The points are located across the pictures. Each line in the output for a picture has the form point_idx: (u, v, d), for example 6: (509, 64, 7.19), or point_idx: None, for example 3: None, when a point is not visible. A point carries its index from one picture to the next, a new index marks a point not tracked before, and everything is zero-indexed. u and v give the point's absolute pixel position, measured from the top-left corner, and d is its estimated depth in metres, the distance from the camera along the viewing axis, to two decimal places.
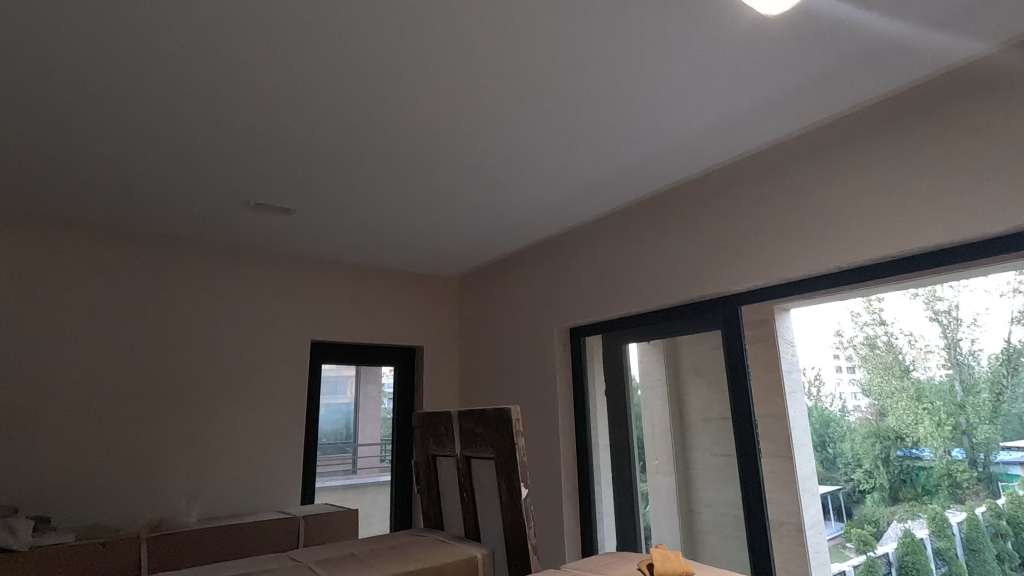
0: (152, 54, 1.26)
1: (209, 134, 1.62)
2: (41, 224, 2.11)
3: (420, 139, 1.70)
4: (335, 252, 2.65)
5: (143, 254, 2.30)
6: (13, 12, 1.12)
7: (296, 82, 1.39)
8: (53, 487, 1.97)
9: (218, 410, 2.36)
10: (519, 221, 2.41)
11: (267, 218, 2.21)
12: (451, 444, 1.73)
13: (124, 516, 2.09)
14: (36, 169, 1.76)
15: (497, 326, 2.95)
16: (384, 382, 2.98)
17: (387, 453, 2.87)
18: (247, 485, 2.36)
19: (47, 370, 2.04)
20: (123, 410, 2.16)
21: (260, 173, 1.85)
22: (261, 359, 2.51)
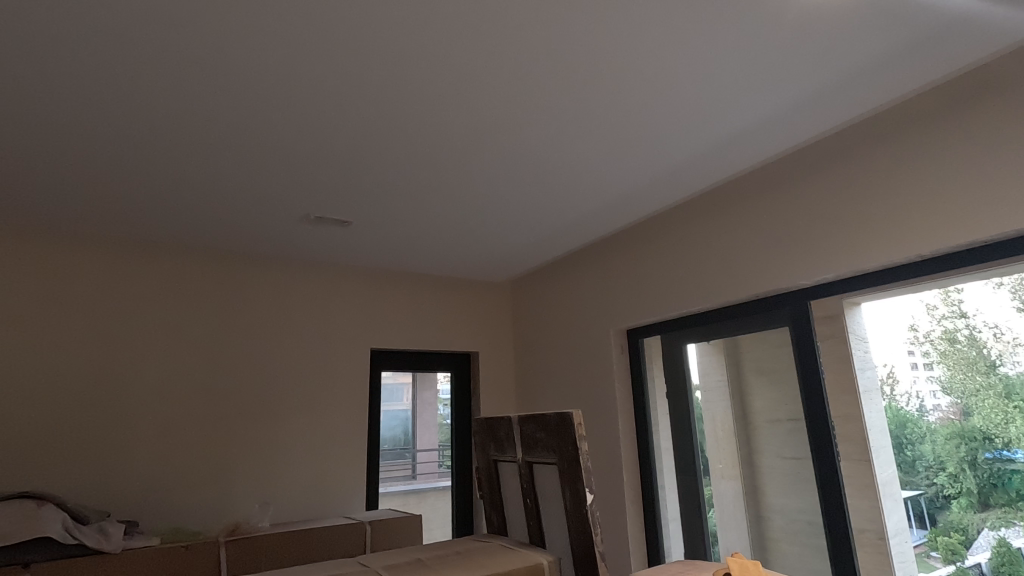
0: (212, 74, 1.32)
1: (270, 152, 1.68)
2: (125, 246, 2.27)
3: (471, 145, 1.71)
4: (390, 262, 2.70)
5: (212, 270, 2.42)
6: (93, 47, 1.21)
7: (345, 92, 1.42)
8: (140, 492, 2.10)
9: (285, 419, 2.45)
10: (572, 223, 2.38)
11: (326, 231, 2.28)
12: (512, 450, 1.72)
13: (204, 521, 2.19)
14: (120, 195, 1.89)
15: (553, 330, 2.93)
16: (441, 388, 3.01)
17: (445, 458, 2.89)
18: (315, 491, 2.43)
19: (131, 381, 2.19)
20: (198, 419, 2.27)
21: (319, 186, 1.91)
22: (324, 367, 2.59)
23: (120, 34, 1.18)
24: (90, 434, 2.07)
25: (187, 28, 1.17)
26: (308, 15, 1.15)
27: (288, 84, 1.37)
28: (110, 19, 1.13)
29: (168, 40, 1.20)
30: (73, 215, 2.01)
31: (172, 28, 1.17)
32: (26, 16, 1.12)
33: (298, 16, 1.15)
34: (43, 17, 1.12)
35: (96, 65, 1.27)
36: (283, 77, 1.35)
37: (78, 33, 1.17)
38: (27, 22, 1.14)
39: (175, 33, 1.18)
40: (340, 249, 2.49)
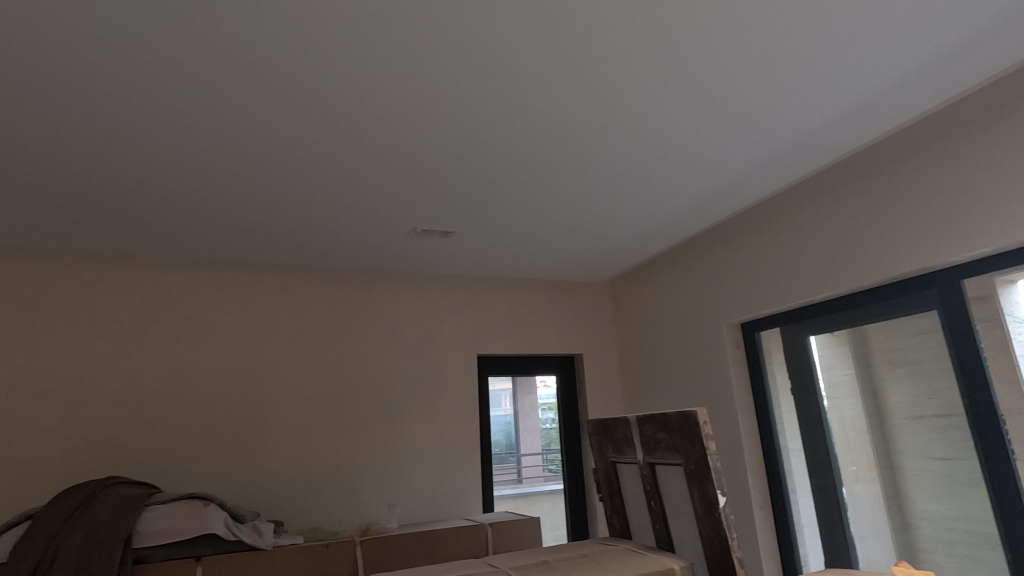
0: (328, 101, 1.41)
1: (380, 171, 1.77)
2: (256, 270, 2.49)
3: (569, 146, 1.70)
4: (490, 269, 2.75)
5: (329, 287, 2.60)
6: (227, 89, 1.33)
7: (449, 105, 1.46)
8: (284, 494, 2.30)
9: (403, 424, 2.56)
10: (675, 217, 2.30)
11: (431, 242, 2.36)
12: (632, 451, 1.68)
13: (339, 521, 2.35)
14: (252, 224, 2.08)
15: (659, 328, 2.84)
16: (539, 391, 3.00)
17: (550, 462, 2.89)
18: (435, 494, 2.53)
19: (267, 394, 2.38)
20: (326, 427, 2.44)
21: (426, 200, 1.99)
22: (435, 375, 2.68)
23: (250, 75, 1.29)
24: (238, 443, 2.29)
25: (306, 60, 1.26)
26: (414, 32, 1.19)
27: (396, 102, 1.43)
28: (242, 61, 1.24)
29: (291, 74, 1.30)
30: (212, 245, 2.24)
31: (293, 62, 1.26)
32: (175, 69, 1.26)
33: (401, 36, 1.20)
34: (189, 69, 1.26)
35: (231, 106, 1.40)
36: (391, 97, 1.41)
37: (215, 77, 1.29)
38: (176, 75, 1.27)
39: (295, 66, 1.27)
40: (445, 259, 2.57)
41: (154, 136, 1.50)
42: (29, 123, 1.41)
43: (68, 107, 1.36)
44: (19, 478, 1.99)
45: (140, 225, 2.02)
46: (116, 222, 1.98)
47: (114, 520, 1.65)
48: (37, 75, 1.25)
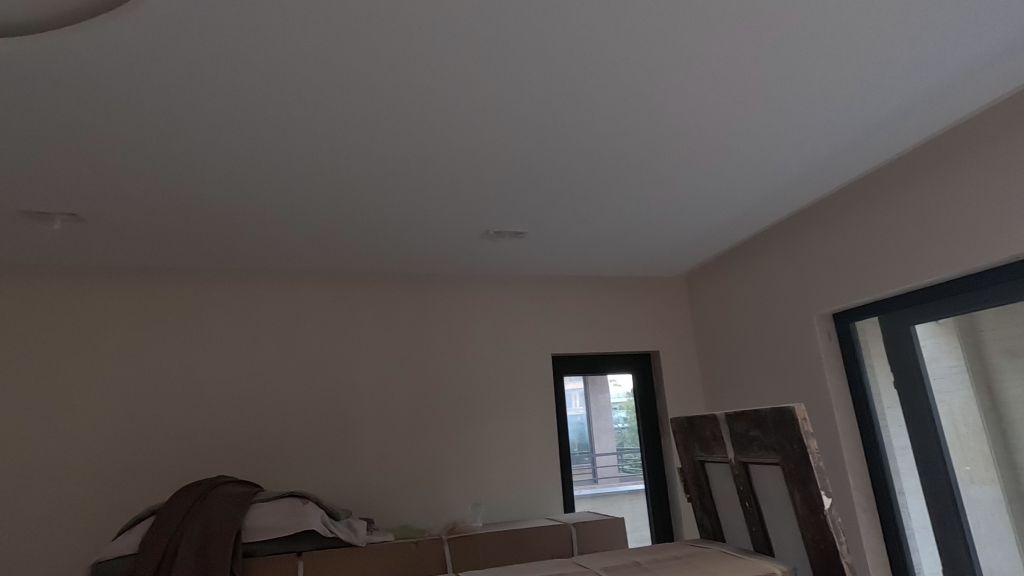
0: (405, 110, 1.44)
1: (453, 177, 1.80)
2: (336, 280, 2.60)
3: (641, 139, 1.65)
4: (560, 268, 2.73)
5: (404, 293, 2.67)
6: (309, 107, 1.40)
7: (522, 106, 1.46)
8: (374, 493, 2.38)
9: (482, 425, 2.60)
10: (755, 206, 2.19)
11: (502, 244, 2.38)
12: (722, 450, 1.60)
13: (427, 519, 2.41)
14: (333, 236, 2.18)
15: (741, 322, 2.71)
16: (613, 390, 2.95)
17: (626, 463, 2.84)
18: (517, 493, 2.54)
19: (351, 398, 2.48)
20: (408, 427, 2.51)
21: (499, 202, 2.00)
22: (509, 375, 2.70)
23: (329, 92, 1.35)
24: (328, 445, 2.40)
25: (383, 71, 1.29)
26: (484, 35, 1.20)
27: (470, 106, 1.45)
28: (325, 76, 1.30)
29: (367, 87, 1.34)
30: (296, 258, 2.36)
31: (371, 72, 1.29)
32: (265, 90, 1.33)
33: (470, 41, 1.21)
34: (274, 90, 1.33)
35: (314, 123, 1.47)
36: (462, 101, 1.42)
37: (300, 95, 1.35)
38: (265, 96, 1.35)
39: (373, 77, 1.31)
40: (516, 260, 2.58)
41: (245, 157, 1.60)
42: (139, 154, 1.55)
43: (171, 135, 1.47)
44: (143, 477, 2.19)
45: (232, 242, 2.16)
46: (212, 240, 2.13)
47: (226, 514, 1.78)
48: (145, 108, 1.36)
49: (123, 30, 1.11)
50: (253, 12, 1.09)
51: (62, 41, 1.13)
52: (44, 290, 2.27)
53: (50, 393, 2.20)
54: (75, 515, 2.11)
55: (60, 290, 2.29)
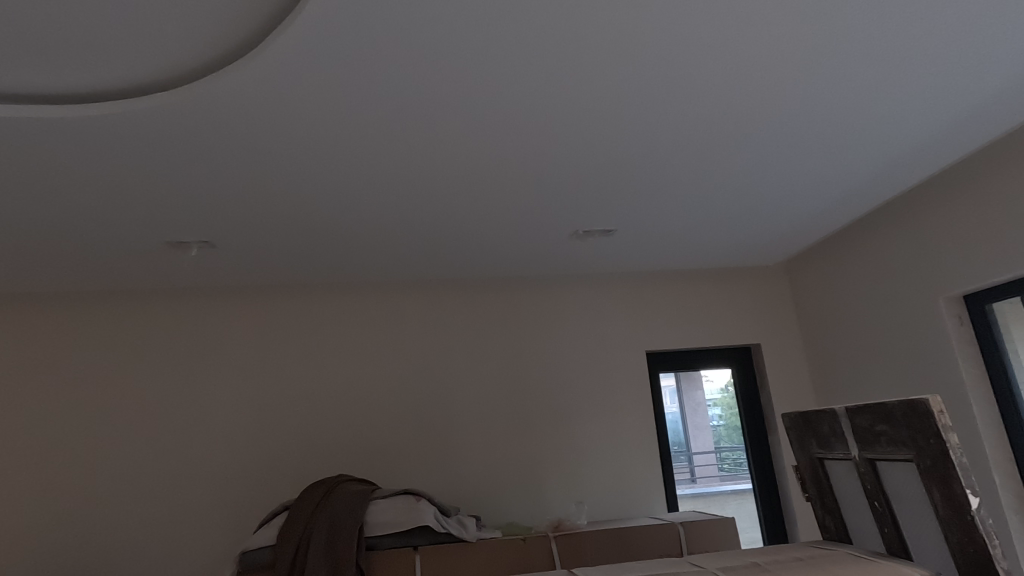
0: (498, 121, 1.48)
1: (544, 182, 1.83)
2: (430, 288, 2.72)
3: (734, 127, 1.60)
4: (649, 263, 2.68)
5: (494, 297, 2.74)
6: (408, 130, 1.49)
7: (613, 104, 1.45)
8: (479, 491, 2.47)
9: (579, 424, 2.61)
10: (862, 184, 2.04)
11: (592, 242, 2.37)
12: (843, 446, 1.50)
13: (531, 517, 2.46)
14: (428, 247, 2.28)
15: (852, 310, 2.53)
16: (708, 386, 2.85)
17: (726, 462, 2.73)
18: (619, 493, 2.53)
19: (452, 400, 2.58)
20: (507, 427, 2.57)
21: (590, 203, 2.00)
22: (604, 375, 2.69)
23: (427, 113, 1.42)
24: (433, 445, 2.51)
25: (476, 87, 1.34)
26: (571, 40, 1.22)
27: (561, 111, 1.46)
28: (423, 99, 1.37)
29: (460, 104, 1.40)
30: (394, 269, 2.49)
31: (468, 90, 1.35)
32: (369, 118, 1.43)
33: (559, 48, 1.24)
34: (377, 117, 1.43)
35: (413, 144, 1.56)
36: (551, 108, 1.45)
37: (402, 118, 1.43)
38: (371, 123, 1.45)
39: (469, 94, 1.36)
40: (605, 257, 2.56)
41: (352, 181, 1.72)
42: (261, 185, 1.71)
43: (288, 166, 1.62)
44: (273, 477, 2.41)
45: (337, 258, 2.32)
46: (320, 258, 2.30)
47: (350, 509, 1.92)
48: (266, 144, 1.51)
49: (250, 76, 1.24)
50: (361, 46, 1.18)
51: (199, 91, 1.28)
52: (182, 311, 2.57)
53: (192, 401, 2.47)
54: (218, 510, 2.35)
55: (195, 310, 2.57)
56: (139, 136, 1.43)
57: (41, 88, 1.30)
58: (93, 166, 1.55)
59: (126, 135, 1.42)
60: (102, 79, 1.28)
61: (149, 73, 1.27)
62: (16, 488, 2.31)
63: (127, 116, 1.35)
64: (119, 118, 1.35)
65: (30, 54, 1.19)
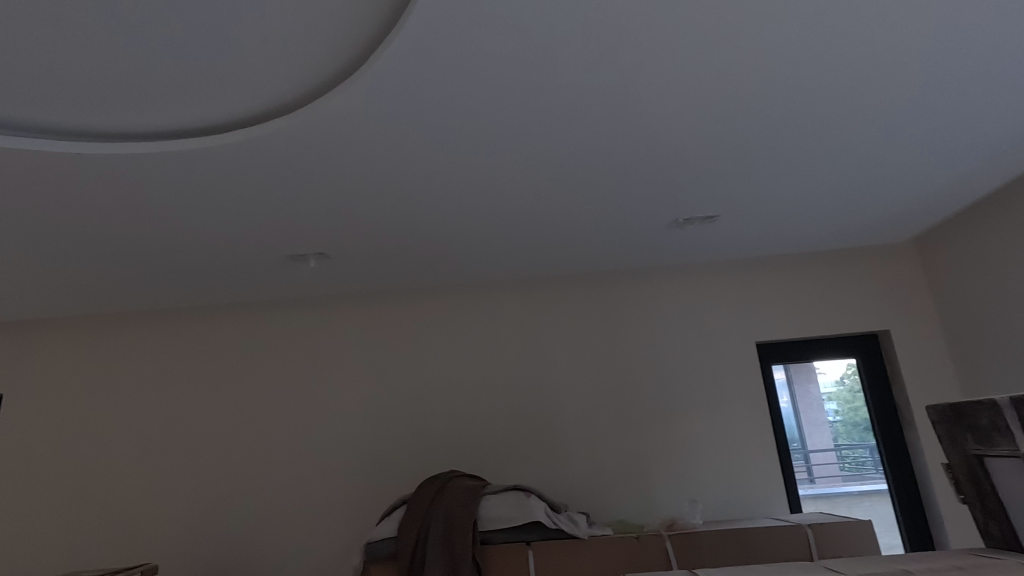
0: (596, 115, 1.46)
1: (643, 173, 1.78)
2: (527, 286, 2.74)
3: (853, 96, 1.46)
4: (756, 248, 2.53)
5: (591, 293, 2.71)
6: (505, 133, 1.51)
7: (719, 87, 1.38)
8: (586, 488, 2.45)
9: (687, 421, 2.51)
10: (1012, 144, 1.78)
11: (693, 231, 2.27)
12: (1008, 441, 1.32)
13: (641, 515, 2.40)
14: (525, 246, 2.30)
15: (1002, 288, 2.22)
16: (823, 379, 2.63)
17: (848, 461, 2.50)
18: (734, 492, 2.40)
19: (553, 398, 2.58)
20: (611, 424, 2.53)
21: (692, 190, 1.92)
22: (711, 369, 2.57)
23: (523, 114, 1.43)
24: (537, 443, 2.53)
25: (570, 84, 1.33)
26: (667, 25, 1.17)
27: (661, 97, 1.40)
28: (519, 101, 1.38)
29: (555, 104, 1.40)
30: (491, 269, 2.54)
31: (566, 86, 1.33)
32: (468, 125, 1.46)
33: (656, 34, 1.19)
34: (475, 123, 1.45)
35: (510, 146, 1.57)
36: (648, 97, 1.40)
37: (500, 121, 1.45)
38: (469, 129, 1.48)
39: (565, 91, 1.35)
40: (708, 245, 2.44)
41: (454, 185, 1.77)
42: (369, 196, 1.81)
43: (393, 177, 1.70)
44: (388, 472, 2.54)
45: (438, 261, 2.40)
46: (423, 262, 2.39)
47: (463, 505, 1.97)
48: (374, 159, 1.59)
49: (357, 94, 1.32)
50: (460, 54, 1.20)
51: (313, 114, 1.38)
52: (302, 320, 2.78)
53: (312, 403, 2.66)
54: (340, 503, 2.51)
55: (312, 318, 2.78)
56: (262, 160, 1.56)
57: (183, 124, 1.46)
58: (225, 190, 1.71)
59: (251, 160, 1.56)
60: (232, 109, 1.41)
61: (269, 99, 1.38)
62: (169, 481, 2.61)
63: (252, 143, 1.48)
64: (244, 145, 1.49)
65: (171, 91, 1.34)
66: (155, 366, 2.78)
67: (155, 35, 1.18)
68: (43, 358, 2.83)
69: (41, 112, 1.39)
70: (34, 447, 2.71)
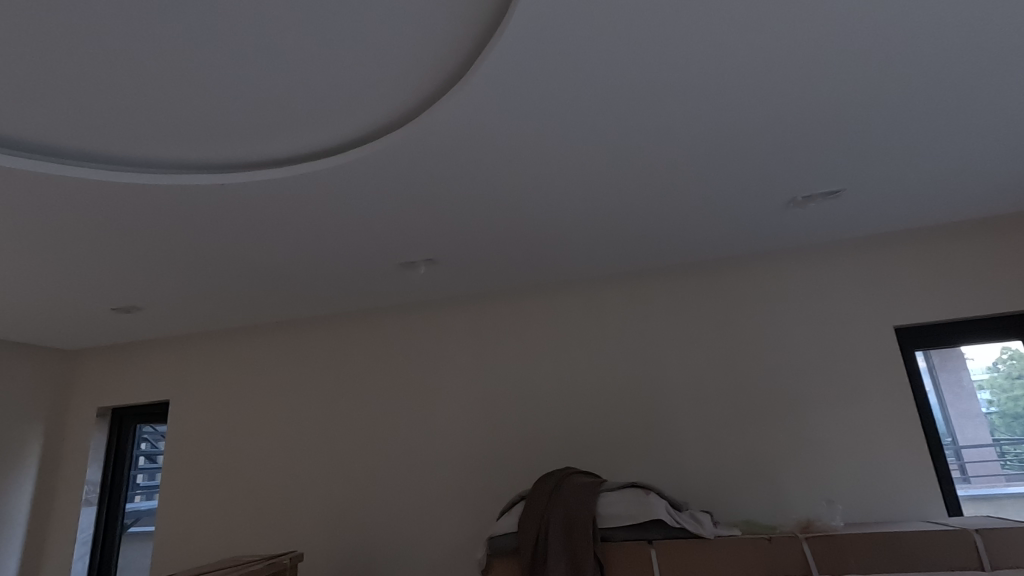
0: (705, 93, 1.39)
1: (757, 152, 1.67)
2: (631, 279, 2.70)
3: (1009, 39, 1.27)
4: (888, 221, 2.29)
5: (700, 282, 2.60)
6: (607, 123, 1.48)
7: (841, 49, 1.26)
8: (705, 485, 2.35)
9: (816, 414, 2.33)
10: None
11: (814, 209, 2.10)
12: None
13: (769, 514, 2.26)
14: (629, 238, 2.26)
15: None
16: (974, 365, 2.33)
17: (1010, 459, 2.21)
18: (877, 490, 2.18)
19: (665, 393, 2.51)
20: (729, 418, 2.41)
21: (814, 165, 1.77)
22: (840, 356, 2.36)
23: (625, 102, 1.40)
24: (650, 438, 2.47)
25: (674, 66, 1.28)
26: None
27: (771, 68, 1.31)
28: (620, 90, 1.35)
29: (658, 88, 1.36)
30: (593, 263, 2.53)
31: (669, 69, 1.29)
32: (570, 118, 1.45)
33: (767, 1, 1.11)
34: (577, 118, 1.45)
35: (613, 137, 1.54)
36: (758, 70, 1.31)
37: (598, 112, 1.43)
38: (570, 125, 1.48)
39: (672, 71, 1.30)
40: (830, 223, 2.25)
41: (557, 181, 1.77)
42: (474, 199, 1.86)
43: (497, 178, 1.73)
44: (502, 468, 2.60)
45: (540, 259, 2.42)
46: (526, 260, 2.42)
47: (581, 501, 1.97)
48: (479, 161, 1.63)
49: (461, 101, 1.36)
50: (561, 48, 1.20)
51: (421, 125, 1.45)
52: (415, 323, 2.94)
53: (427, 401, 2.80)
54: (458, 496, 2.61)
55: (424, 321, 2.93)
56: (377, 174, 1.67)
57: (306, 148, 1.59)
58: (343, 205, 1.84)
59: (367, 175, 1.67)
60: (349, 130, 1.52)
61: (381, 116, 1.47)
62: (306, 474, 2.86)
63: (367, 158, 1.58)
64: (360, 161, 1.59)
65: (296, 119, 1.47)
66: (289, 371, 3.06)
67: (281, 68, 1.29)
68: (200, 367, 3.23)
69: (192, 151, 1.57)
70: (196, 445, 3.09)
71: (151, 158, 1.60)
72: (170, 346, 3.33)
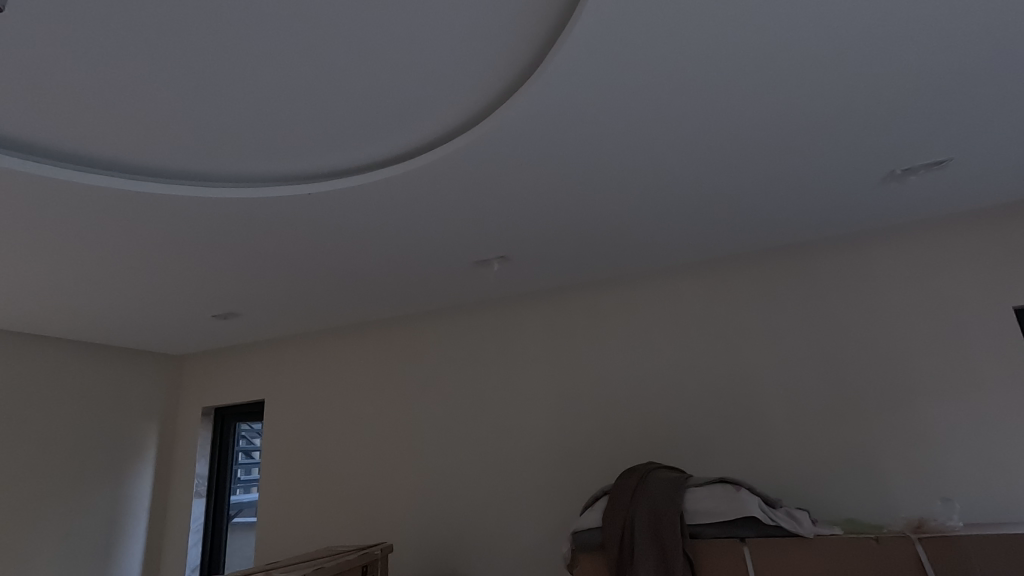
0: (789, 68, 1.32)
1: (846, 127, 1.57)
2: (708, 269, 2.61)
3: None
4: (999, 193, 2.08)
5: (783, 268, 2.48)
6: (683, 107, 1.44)
7: (944, 7, 1.16)
8: (798, 481, 2.24)
9: (921, 405, 2.15)
10: None
11: (911, 184, 1.95)
12: None
13: (872, 513, 2.12)
14: (705, 225, 2.18)
15: None
16: None
17: None
18: (999, 489, 1.98)
19: (750, 386, 2.41)
20: (822, 411, 2.27)
21: (911, 137, 1.64)
22: (948, 342, 2.17)
23: (701, 84, 1.35)
24: (735, 432, 2.38)
25: (753, 42, 1.23)
26: None
27: (863, 35, 1.22)
28: (695, 72, 1.31)
29: (736, 67, 1.30)
30: (668, 254, 2.47)
31: (748, 47, 1.24)
32: (643, 106, 1.42)
33: None
34: (651, 104, 1.42)
35: (688, 121, 1.50)
36: (849, 38, 1.23)
37: (673, 96, 1.39)
38: (643, 112, 1.45)
39: (754, 47, 1.24)
40: (931, 198, 2.08)
41: (630, 172, 1.74)
42: (547, 195, 1.86)
43: (569, 172, 1.73)
44: (581, 463, 2.59)
45: (612, 252, 2.40)
46: (598, 254, 2.40)
47: (668, 497, 1.92)
48: (551, 156, 1.63)
49: (533, 97, 1.36)
50: (634, 34, 1.18)
51: (494, 124, 1.47)
52: (488, 321, 2.99)
53: (504, 397, 2.84)
54: (538, 491, 2.63)
55: (497, 318, 2.98)
56: (452, 176, 1.70)
57: (386, 154, 1.66)
58: (420, 208, 1.90)
59: (442, 177, 1.71)
60: (425, 134, 1.57)
61: (456, 118, 1.51)
62: (391, 469, 2.98)
63: (443, 161, 1.62)
64: (437, 164, 1.64)
65: (376, 128, 1.53)
66: (372, 370, 3.20)
67: (362, 80, 1.35)
68: (290, 369, 3.44)
69: (282, 165, 1.68)
70: (290, 442, 3.30)
71: (247, 174, 1.72)
72: (264, 350, 3.57)
